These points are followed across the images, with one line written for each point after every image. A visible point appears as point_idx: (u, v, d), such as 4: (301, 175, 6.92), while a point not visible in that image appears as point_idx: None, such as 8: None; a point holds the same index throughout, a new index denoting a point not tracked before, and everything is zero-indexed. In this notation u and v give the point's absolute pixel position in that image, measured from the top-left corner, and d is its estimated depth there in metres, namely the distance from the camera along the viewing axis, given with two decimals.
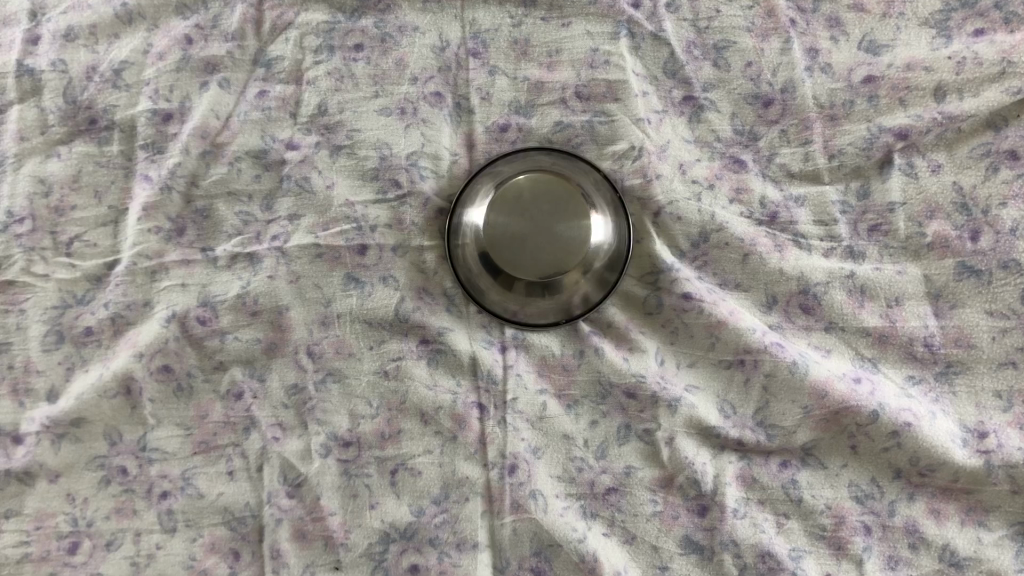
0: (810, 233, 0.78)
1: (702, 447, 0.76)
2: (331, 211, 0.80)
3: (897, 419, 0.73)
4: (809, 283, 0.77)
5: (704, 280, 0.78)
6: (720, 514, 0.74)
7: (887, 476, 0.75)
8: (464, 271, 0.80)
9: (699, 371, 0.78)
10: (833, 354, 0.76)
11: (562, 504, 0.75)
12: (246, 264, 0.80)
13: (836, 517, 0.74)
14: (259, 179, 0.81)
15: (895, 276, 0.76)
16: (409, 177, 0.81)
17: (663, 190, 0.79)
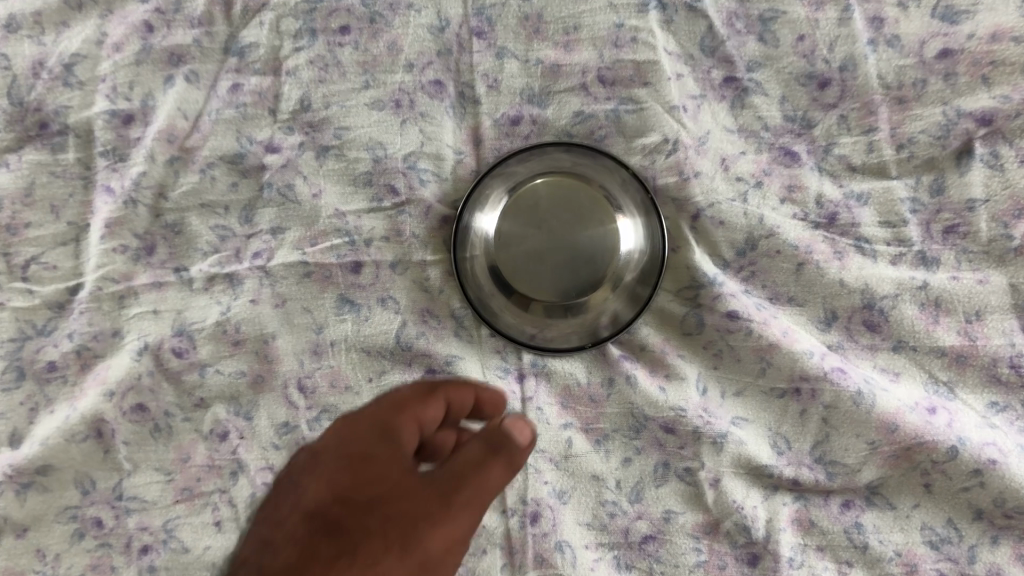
0: (875, 237, 0.67)
1: (752, 489, 0.67)
2: (319, 223, 0.70)
3: (979, 456, 0.64)
4: (874, 296, 0.66)
5: (752, 294, 0.68)
6: (774, 563, 0.66)
7: (966, 516, 0.65)
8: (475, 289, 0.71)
9: (747, 401, 0.67)
10: (903, 378, 0.66)
11: (593, 556, 0.67)
12: (225, 286, 0.70)
13: (907, 565, 0.65)
14: (236, 188, 0.71)
15: (976, 285, 0.66)
16: (407, 181, 0.70)
17: (702, 190, 0.68)
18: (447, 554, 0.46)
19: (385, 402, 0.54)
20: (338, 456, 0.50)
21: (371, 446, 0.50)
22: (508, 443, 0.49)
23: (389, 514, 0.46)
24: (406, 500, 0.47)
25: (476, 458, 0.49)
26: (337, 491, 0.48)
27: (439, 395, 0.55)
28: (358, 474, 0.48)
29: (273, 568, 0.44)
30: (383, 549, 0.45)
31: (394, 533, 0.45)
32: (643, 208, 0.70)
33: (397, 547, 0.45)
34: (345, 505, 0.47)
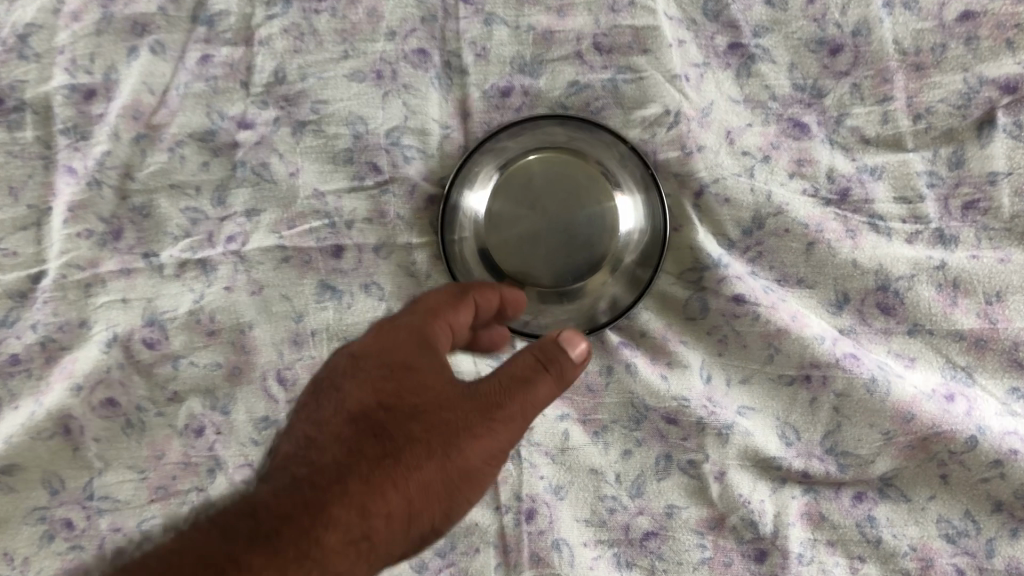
0: (890, 213, 0.63)
1: (759, 482, 0.63)
2: (297, 205, 0.66)
3: (1000, 446, 0.60)
4: (889, 277, 0.62)
5: (759, 276, 0.64)
6: (782, 559, 0.63)
7: (984, 509, 0.62)
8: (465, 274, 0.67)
9: (754, 389, 0.64)
10: (918, 364, 0.63)
11: (592, 553, 0.64)
12: (198, 273, 0.66)
13: (922, 560, 0.62)
14: (207, 167, 0.66)
15: (997, 264, 0.62)
16: (390, 159, 0.66)
17: (706, 165, 0.64)
18: (490, 462, 0.47)
19: (418, 311, 0.52)
20: (377, 363, 0.49)
21: (413, 347, 0.50)
22: (560, 360, 0.48)
23: (434, 421, 0.47)
24: (450, 409, 0.47)
25: (524, 372, 0.48)
26: (380, 399, 0.48)
27: (468, 301, 0.54)
28: (400, 379, 0.48)
29: (319, 468, 0.45)
30: (426, 457, 0.46)
31: (439, 442, 0.46)
32: (643, 184, 0.65)
33: (440, 453, 0.46)
34: (389, 411, 0.47)
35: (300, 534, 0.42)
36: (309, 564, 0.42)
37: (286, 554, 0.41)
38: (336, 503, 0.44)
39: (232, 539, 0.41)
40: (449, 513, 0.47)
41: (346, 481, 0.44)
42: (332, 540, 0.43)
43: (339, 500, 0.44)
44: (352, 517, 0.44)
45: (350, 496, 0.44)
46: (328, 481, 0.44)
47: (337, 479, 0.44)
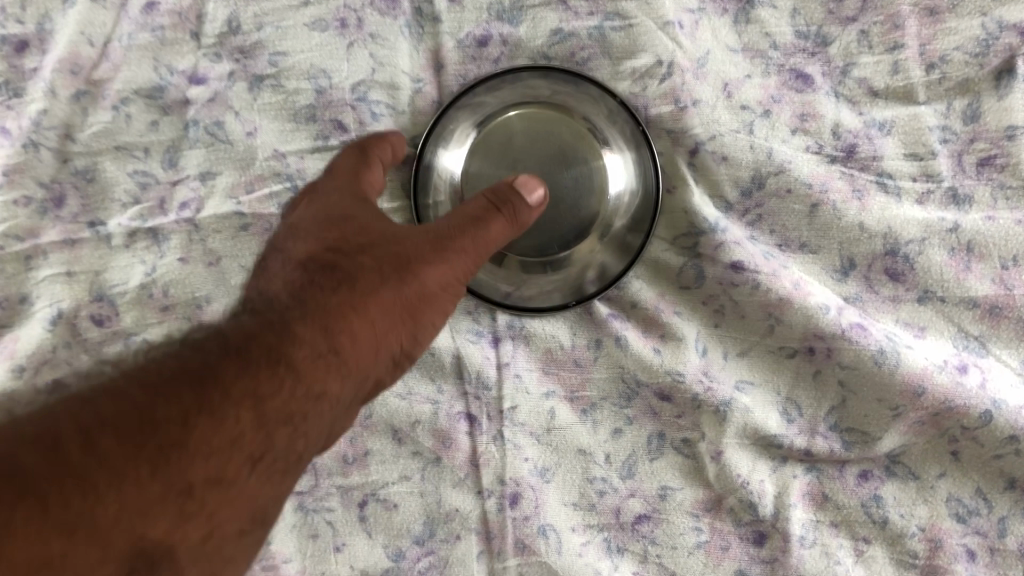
0: (900, 171, 0.58)
1: (759, 461, 0.59)
2: (255, 167, 0.60)
3: (1016, 421, 0.56)
4: (898, 241, 0.58)
5: (758, 241, 0.59)
6: (783, 543, 0.59)
7: (996, 486, 0.58)
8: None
9: (754, 363, 0.60)
10: (929, 334, 0.58)
11: (580, 539, 0.59)
12: (150, 242, 0.60)
13: (931, 541, 0.58)
14: (156, 126, 0.60)
15: (1014, 226, 0.57)
16: (356, 116, 0.60)
17: (701, 120, 0.59)
18: (451, 284, 0.48)
19: (341, 175, 0.53)
20: (317, 223, 0.50)
21: (351, 209, 0.50)
22: (518, 205, 0.50)
23: (387, 254, 0.47)
24: (398, 243, 0.48)
25: (477, 212, 0.49)
26: (325, 245, 0.48)
27: (375, 159, 0.54)
28: (346, 228, 0.49)
29: (266, 305, 0.44)
30: (383, 280, 0.46)
31: (395, 267, 0.46)
32: (634, 141, 0.60)
33: (398, 277, 0.46)
34: (337, 252, 0.47)
35: (270, 352, 0.40)
36: (288, 377, 0.40)
37: (260, 364, 0.39)
38: (304, 323, 0.43)
39: (202, 356, 0.39)
40: (415, 336, 0.47)
41: (305, 307, 0.43)
42: (302, 354, 0.41)
43: (303, 319, 0.43)
44: (321, 334, 0.42)
45: (314, 318, 0.43)
46: (284, 308, 0.43)
47: (303, 303, 0.44)
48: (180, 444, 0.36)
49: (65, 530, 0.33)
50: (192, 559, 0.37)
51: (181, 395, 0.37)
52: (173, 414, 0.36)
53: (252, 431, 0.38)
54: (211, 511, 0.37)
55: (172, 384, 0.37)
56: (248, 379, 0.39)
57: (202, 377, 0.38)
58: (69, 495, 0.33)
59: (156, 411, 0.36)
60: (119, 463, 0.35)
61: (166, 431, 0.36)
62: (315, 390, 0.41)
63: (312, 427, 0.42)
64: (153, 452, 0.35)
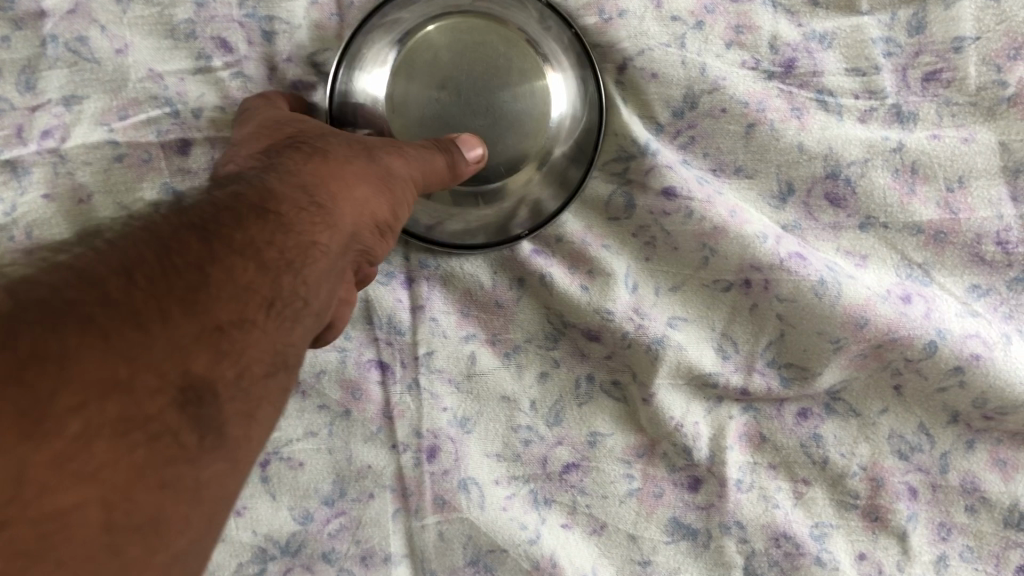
0: (841, 88, 0.54)
1: (693, 402, 0.55)
2: (127, 89, 0.53)
3: (962, 352, 0.53)
4: (840, 163, 0.54)
5: (691, 165, 0.55)
6: (720, 487, 0.55)
7: (940, 420, 0.56)
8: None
9: (687, 298, 0.55)
10: (871, 263, 0.55)
11: (505, 492, 0.55)
12: (7, 176, 0.53)
13: (872, 480, 0.55)
14: (7, 42, 0.52)
15: (960, 145, 0.54)
16: (242, 34, 0.53)
17: (629, 32, 0.53)
18: (418, 172, 0.46)
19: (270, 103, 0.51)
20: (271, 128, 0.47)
21: (296, 120, 0.48)
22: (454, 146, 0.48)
23: (350, 145, 0.45)
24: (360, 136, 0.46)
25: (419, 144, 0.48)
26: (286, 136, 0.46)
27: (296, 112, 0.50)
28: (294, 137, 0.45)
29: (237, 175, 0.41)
30: (354, 155, 0.44)
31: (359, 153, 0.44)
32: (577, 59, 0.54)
33: (367, 158, 0.44)
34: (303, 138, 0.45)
35: (260, 206, 0.37)
36: (279, 227, 0.37)
37: (253, 217, 0.36)
38: (284, 184, 0.40)
39: (196, 214, 0.35)
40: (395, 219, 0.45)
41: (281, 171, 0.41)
42: (293, 208, 0.38)
43: (285, 182, 0.40)
44: (304, 190, 0.40)
45: (296, 180, 0.40)
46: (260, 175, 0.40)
47: (276, 175, 0.40)
48: (203, 286, 0.32)
49: (122, 354, 0.28)
50: (234, 403, 0.32)
51: (190, 241, 0.33)
52: (187, 256, 0.32)
53: (261, 274, 0.35)
54: (239, 351, 0.33)
55: (177, 236, 0.33)
56: (249, 228, 0.36)
57: (205, 227, 0.34)
58: (115, 321, 0.29)
59: (173, 257, 0.32)
60: (150, 299, 0.30)
61: (182, 276, 0.32)
62: (312, 240, 0.38)
63: (317, 273, 0.38)
64: (181, 290, 0.31)
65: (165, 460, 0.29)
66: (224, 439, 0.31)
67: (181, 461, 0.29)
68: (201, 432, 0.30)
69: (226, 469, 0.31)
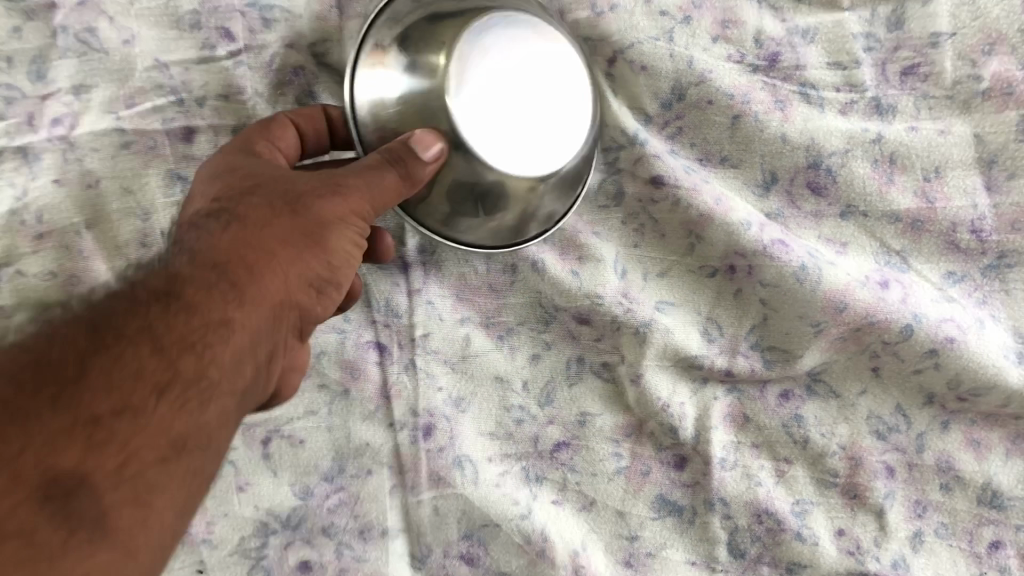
0: (823, 81, 0.56)
1: (680, 382, 0.58)
2: (134, 78, 0.55)
3: (937, 335, 0.56)
4: (822, 154, 0.56)
5: (678, 155, 0.57)
6: (705, 466, 0.57)
7: (917, 402, 0.58)
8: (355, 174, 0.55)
9: (673, 283, 0.58)
10: (851, 250, 0.57)
11: (498, 470, 0.57)
12: (19, 163, 0.54)
13: (851, 459, 0.58)
14: (18, 33, 0.53)
15: (937, 137, 0.56)
16: (245, 23, 0.55)
17: (619, 25, 0.55)
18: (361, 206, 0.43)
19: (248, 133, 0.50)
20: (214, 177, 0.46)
21: (239, 167, 0.45)
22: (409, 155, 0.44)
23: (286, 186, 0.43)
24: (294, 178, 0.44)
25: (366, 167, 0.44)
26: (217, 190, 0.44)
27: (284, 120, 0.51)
28: (229, 181, 0.44)
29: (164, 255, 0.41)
30: (273, 214, 0.41)
31: (284, 201, 0.42)
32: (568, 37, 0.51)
33: (289, 211, 0.42)
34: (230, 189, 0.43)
35: (154, 292, 0.37)
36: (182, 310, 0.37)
37: (144, 307, 0.36)
38: (189, 262, 0.39)
39: (91, 311, 0.36)
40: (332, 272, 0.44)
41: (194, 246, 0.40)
42: (192, 288, 0.38)
43: (192, 259, 0.39)
44: (208, 269, 0.39)
45: (202, 255, 0.39)
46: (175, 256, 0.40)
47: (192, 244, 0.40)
48: (75, 382, 0.33)
49: None
50: (117, 492, 0.33)
51: (73, 340, 0.34)
52: (63, 356, 0.34)
53: (147, 363, 0.35)
54: (122, 442, 0.33)
55: (63, 336, 0.35)
56: (138, 319, 0.36)
57: (92, 323, 0.35)
58: None
59: (50, 356, 0.34)
60: (18, 400, 0.32)
61: (58, 375, 0.33)
62: (221, 318, 0.38)
63: (220, 353, 0.37)
64: (53, 389, 0.33)
65: (19, 558, 0.30)
66: (103, 530, 0.32)
67: (42, 558, 0.30)
68: (66, 526, 0.31)
69: (119, 557, 0.32)
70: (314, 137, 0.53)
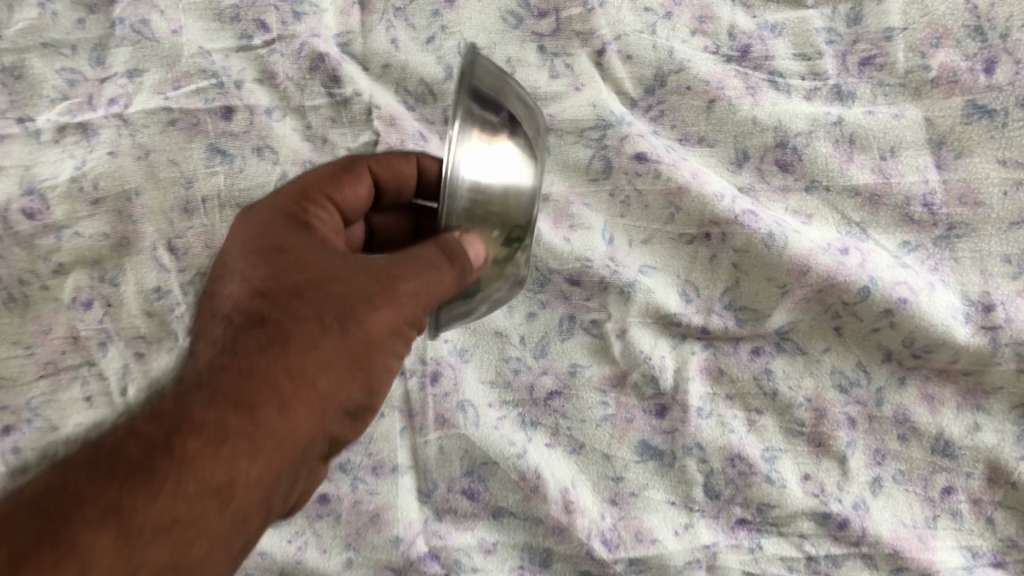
0: (789, 70, 0.64)
1: (660, 338, 0.64)
2: (181, 63, 0.64)
3: (891, 295, 0.62)
4: (787, 134, 0.63)
5: (661, 135, 0.65)
6: (682, 414, 0.63)
7: (875, 358, 0.64)
8: (428, 225, 0.58)
9: (655, 249, 0.65)
10: (816, 221, 0.64)
11: (496, 414, 0.64)
12: (78, 138, 0.63)
13: (816, 411, 0.63)
14: (83, 24, 0.64)
15: (891, 120, 0.63)
16: (279, 17, 0.65)
17: (609, 20, 0.65)
18: (403, 312, 0.43)
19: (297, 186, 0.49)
20: (253, 246, 0.44)
21: (284, 246, 0.44)
22: (454, 246, 0.44)
23: (323, 297, 0.42)
24: (340, 282, 0.42)
25: (416, 263, 0.43)
26: (256, 282, 0.43)
27: (363, 171, 0.52)
28: (275, 264, 0.43)
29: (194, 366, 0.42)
30: (320, 333, 0.41)
31: (330, 318, 0.41)
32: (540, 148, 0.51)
33: (337, 328, 0.41)
34: (266, 299, 0.42)
35: (154, 447, 0.38)
36: (176, 468, 0.37)
37: (139, 466, 0.37)
38: (205, 410, 0.39)
39: (78, 474, 0.37)
40: (367, 389, 0.43)
41: (213, 385, 0.40)
42: (194, 445, 0.38)
43: (209, 403, 0.39)
44: (214, 429, 0.39)
45: (219, 402, 0.39)
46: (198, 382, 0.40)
47: (223, 370, 0.40)
48: (49, 546, 0.34)
49: None
50: None
51: (50, 510, 0.35)
52: (34, 530, 0.35)
53: (133, 534, 0.36)
54: None
55: (43, 502, 0.36)
56: (130, 483, 0.37)
57: (79, 487, 0.36)
58: None
59: (29, 522, 0.35)
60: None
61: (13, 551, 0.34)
62: (221, 480, 0.38)
63: (218, 521, 0.38)
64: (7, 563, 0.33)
65: None
66: None
67: None
68: None
69: None
70: (395, 190, 0.54)
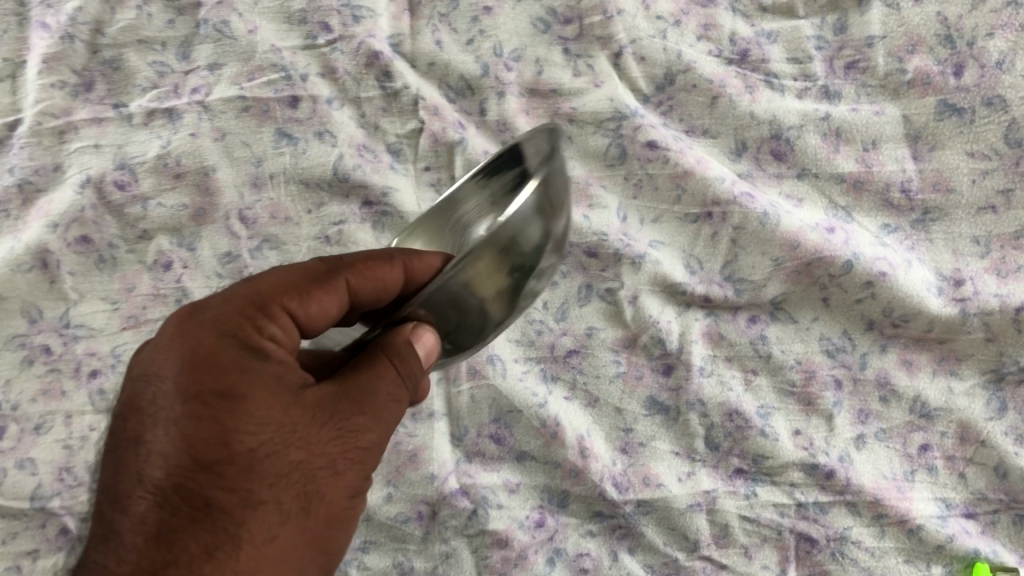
0: (783, 72, 0.74)
1: (667, 306, 0.73)
2: (255, 58, 0.74)
3: (872, 268, 0.70)
4: (781, 127, 0.72)
5: (670, 127, 0.74)
6: (687, 372, 0.71)
7: (859, 327, 0.71)
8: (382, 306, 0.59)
9: (663, 226, 0.74)
10: (806, 204, 0.72)
11: (521, 368, 0.72)
12: (165, 121, 0.73)
13: (806, 372, 0.71)
14: (172, 24, 0.75)
15: (872, 116, 0.72)
16: (341, 20, 0.75)
17: (625, 26, 0.75)
18: (362, 469, 0.48)
19: (241, 301, 0.49)
20: (191, 397, 0.45)
21: (229, 394, 0.45)
22: (405, 356, 0.50)
23: (281, 470, 0.45)
24: (295, 452, 0.45)
25: (369, 423, 0.48)
26: (197, 442, 0.44)
27: (339, 283, 0.52)
28: (217, 427, 0.44)
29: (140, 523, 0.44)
30: (278, 518, 0.44)
31: (291, 500, 0.45)
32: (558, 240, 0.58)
33: (297, 507, 0.45)
34: (207, 472, 0.44)
35: None
36: None
37: None
38: None
39: None
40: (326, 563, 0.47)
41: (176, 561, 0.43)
42: None
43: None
44: None
45: None
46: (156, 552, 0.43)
47: (182, 543, 0.43)
48: None
49: None
50: None
51: None
52: None
53: None
54: None
55: None
56: None
57: None
58: None
59: None
60: None
61: None
62: None
63: None
64: None
65: None
66: None
67: None
68: None
69: None
70: (371, 291, 0.54)
